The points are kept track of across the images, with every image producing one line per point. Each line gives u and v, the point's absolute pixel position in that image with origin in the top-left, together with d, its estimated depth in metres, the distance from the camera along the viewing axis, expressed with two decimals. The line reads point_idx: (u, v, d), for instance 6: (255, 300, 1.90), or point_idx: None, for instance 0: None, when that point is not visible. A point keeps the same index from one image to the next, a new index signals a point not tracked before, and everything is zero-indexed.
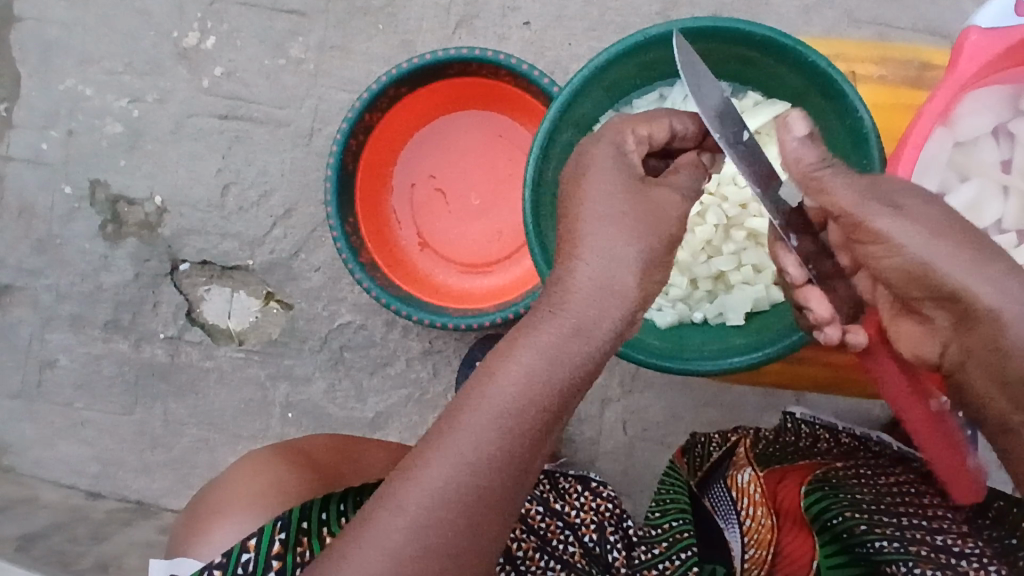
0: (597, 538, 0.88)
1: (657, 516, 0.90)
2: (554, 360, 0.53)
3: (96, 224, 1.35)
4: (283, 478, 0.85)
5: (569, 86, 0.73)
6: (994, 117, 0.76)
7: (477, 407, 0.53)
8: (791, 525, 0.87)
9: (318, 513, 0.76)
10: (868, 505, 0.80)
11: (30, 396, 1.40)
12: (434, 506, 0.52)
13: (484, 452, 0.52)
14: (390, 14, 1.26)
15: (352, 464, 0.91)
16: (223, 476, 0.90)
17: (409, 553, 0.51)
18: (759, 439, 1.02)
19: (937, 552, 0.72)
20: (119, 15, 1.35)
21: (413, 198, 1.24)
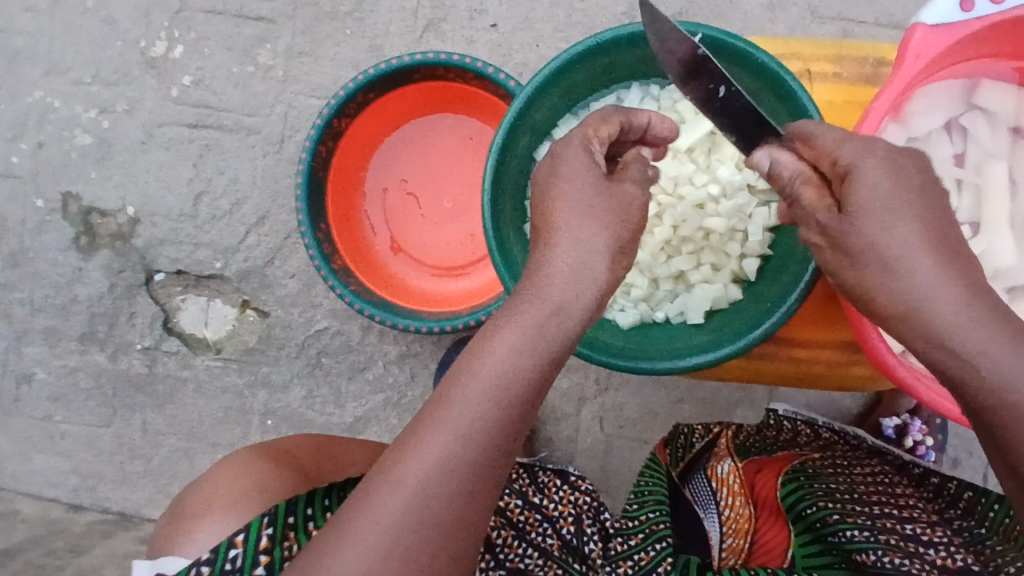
0: (575, 531, 0.87)
1: (633, 508, 0.84)
2: (542, 332, 0.54)
3: (69, 236, 1.35)
4: (267, 477, 0.86)
5: (524, 92, 0.74)
6: (945, 111, 0.77)
7: (468, 383, 0.54)
8: (766, 514, 0.89)
9: (303, 508, 0.75)
10: (842, 495, 0.80)
11: (6, 410, 1.40)
12: (433, 478, 0.52)
13: (479, 425, 0.53)
14: (358, 19, 1.26)
15: (332, 462, 0.93)
16: (205, 477, 0.89)
17: (407, 529, 0.51)
18: (741, 431, 1.01)
19: (905, 541, 0.73)
20: (84, 25, 1.34)
21: (385, 203, 1.24)
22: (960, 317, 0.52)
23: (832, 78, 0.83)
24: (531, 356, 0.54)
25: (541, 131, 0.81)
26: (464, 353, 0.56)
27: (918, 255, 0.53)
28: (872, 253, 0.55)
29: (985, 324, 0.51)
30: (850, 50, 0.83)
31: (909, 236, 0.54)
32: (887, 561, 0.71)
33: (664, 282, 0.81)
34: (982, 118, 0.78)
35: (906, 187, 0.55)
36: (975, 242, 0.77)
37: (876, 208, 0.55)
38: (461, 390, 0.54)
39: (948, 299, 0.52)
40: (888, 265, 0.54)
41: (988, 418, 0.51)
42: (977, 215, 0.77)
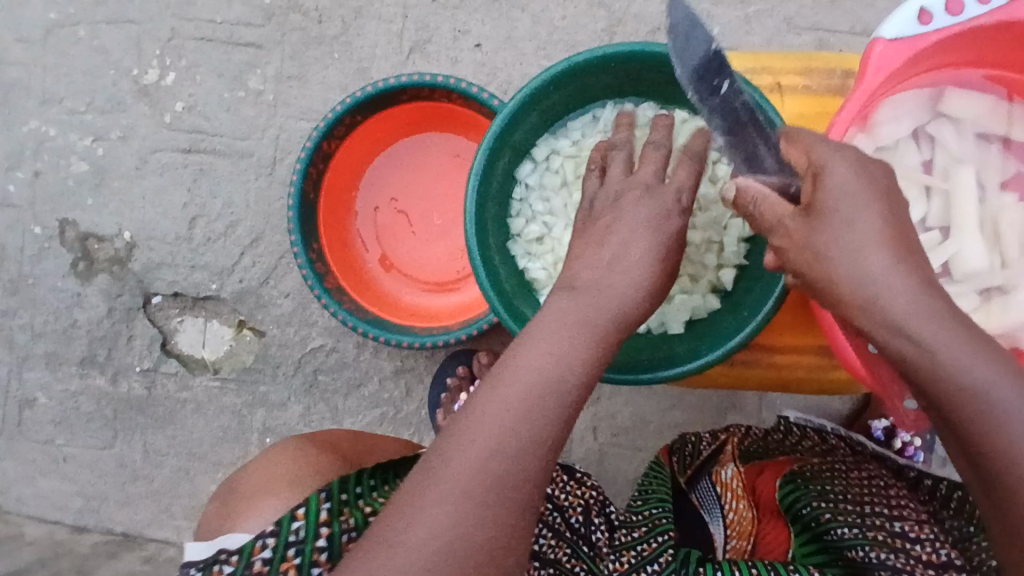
0: (583, 521, 0.83)
1: (638, 504, 0.90)
2: (588, 320, 0.62)
3: (67, 262, 1.37)
4: (313, 463, 0.88)
5: (503, 112, 0.76)
6: (912, 121, 0.80)
7: (521, 364, 0.59)
8: (769, 515, 0.91)
9: (353, 487, 0.77)
10: (836, 495, 0.82)
11: (10, 435, 1.42)
12: (500, 438, 0.56)
13: (535, 395, 0.58)
14: (345, 42, 1.29)
15: (367, 453, 0.96)
16: (249, 467, 0.90)
17: (478, 484, 0.54)
18: (746, 435, 1.02)
19: (893, 537, 0.75)
20: (78, 55, 1.37)
21: (377, 221, 1.27)
22: (919, 308, 0.52)
23: (802, 90, 0.88)
24: (580, 339, 0.60)
25: (519, 151, 0.84)
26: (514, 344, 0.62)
27: (881, 250, 0.54)
28: (839, 242, 0.55)
29: (937, 317, 0.52)
30: (818, 63, 0.88)
31: (876, 229, 0.55)
32: (874, 556, 0.73)
33: None
34: (947, 125, 0.81)
35: (873, 185, 0.57)
36: (945, 245, 0.79)
37: (843, 201, 0.56)
38: (514, 370, 0.59)
39: (905, 291, 0.53)
40: (853, 256, 0.54)
41: (944, 407, 0.52)
42: (945, 219, 0.80)
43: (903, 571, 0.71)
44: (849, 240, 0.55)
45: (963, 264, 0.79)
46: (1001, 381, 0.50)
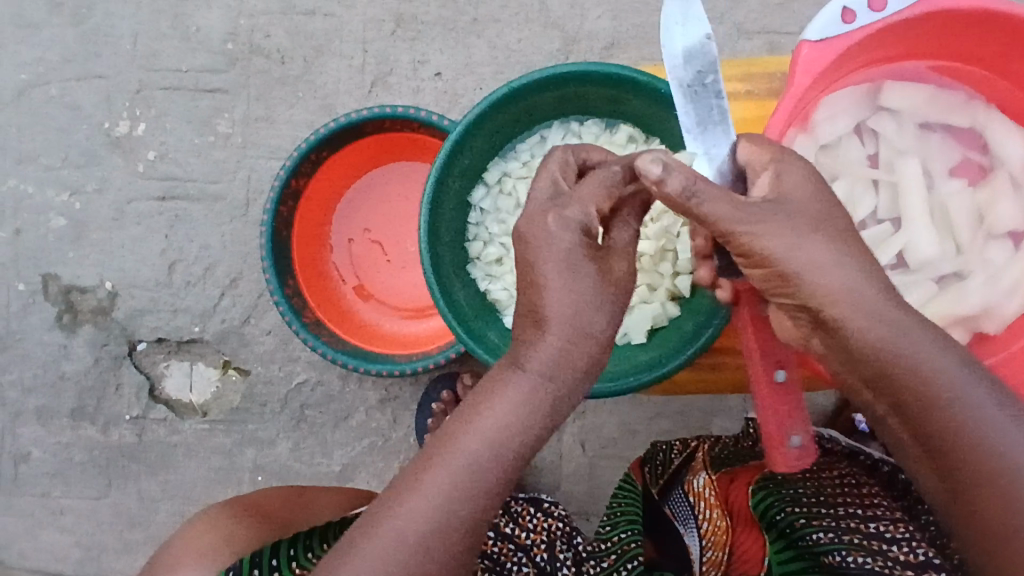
0: (548, 557, 0.92)
1: (607, 530, 0.94)
2: (530, 402, 0.62)
3: (52, 316, 1.39)
4: (236, 530, 0.89)
5: (449, 140, 0.79)
6: (854, 116, 0.82)
7: (469, 433, 0.62)
8: (742, 523, 0.90)
9: (268, 560, 0.82)
10: (808, 499, 0.83)
11: (6, 492, 1.42)
12: (456, 489, 0.61)
13: (490, 452, 0.62)
14: (308, 81, 1.31)
15: (302, 509, 0.96)
16: (177, 537, 0.92)
17: (434, 532, 0.60)
18: (716, 442, 1.02)
19: (869, 540, 0.78)
20: (50, 113, 1.40)
21: (352, 253, 1.29)
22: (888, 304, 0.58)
23: (744, 95, 0.90)
24: (516, 424, 0.62)
25: (470, 176, 0.86)
26: (464, 413, 0.64)
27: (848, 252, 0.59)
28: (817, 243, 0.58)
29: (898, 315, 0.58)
30: (758, 67, 0.91)
31: (842, 235, 0.60)
32: (850, 561, 0.75)
33: None
34: (888, 119, 0.82)
35: (832, 196, 0.61)
36: (898, 236, 0.81)
37: (808, 206, 0.59)
38: (465, 438, 0.62)
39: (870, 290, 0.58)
40: (830, 258, 0.58)
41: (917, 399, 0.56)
42: (894, 211, 0.82)
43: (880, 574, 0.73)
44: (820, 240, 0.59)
45: (915, 254, 0.81)
46: (968, 376, 0.57)
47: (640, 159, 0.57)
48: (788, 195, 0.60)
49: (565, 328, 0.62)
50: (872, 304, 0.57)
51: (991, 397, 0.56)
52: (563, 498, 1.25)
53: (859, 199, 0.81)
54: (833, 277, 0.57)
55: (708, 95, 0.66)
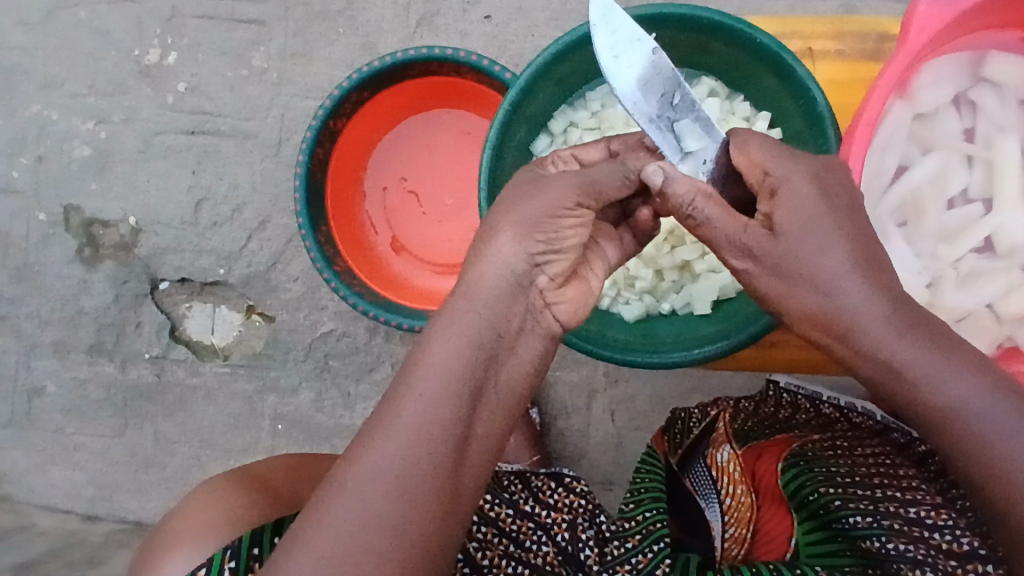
0: (570, 537, 0.82)
1: (630, 508, 0.84)
2: (476, 328, 0.58)
3: (73, 249, 1.34)
4: (234, 506, 0.84)
5: (521, 80, 0.79)
6: (953, 86, 0.76)
7: (414, 378, 0.57)
8: (769, 501, 0.84)
9: (269, 537, 0.76)
10: (843, 478, 0.77)
11: (19, 425, 1.40)
12: (412, 439, 0.56)
13: (439, 395, 0.57)
14: (350, 17, 1.24)
15: (308, 484, 0.91)
16: (176, 508, 0.88)
17: (392, 485, 0.55)
18: (738, 412, 0.93)
19: (910, 525, 0.70)
20: (77, 37, 1.34)
21: (386, 202, 1.23)
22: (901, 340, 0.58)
23: (834, 55, 0.90)
24: (460, 364, 0.57)
25: (535, 121, 0.85)
26: (401, 366, 0.59)
27: (850, 278, 0.59)
28: (810, 260, 0.60)
29: (910, 347, 0.57)
30: (852, 26, 0.90)
31: (840, 233, 0.60)
32: (892, 547, 0.69)
33: (669, 273, 0.86)
34: (989, 91, 0.77)
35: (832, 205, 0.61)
36: (988, 219, 0.76)
37: (804, 224, 0.60)
38: (410, 384, 0.57)
39: (878, 319, 0.58)
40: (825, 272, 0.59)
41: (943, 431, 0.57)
42: (989, 190, 0.77)
43: (921, 564, 0.67)
44: (827, 264, 0.59)
45: (1007, 237, 0.75)
46: (980, 395, 0.56)
47: (645, 169, 0.63)
48: (779, 214, 0.61)
49: (499, 260, 0.60)
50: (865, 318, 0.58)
51: (991, 386, 0.56)
52: (588, 468, 1.22)
53: (952, 174, 0.77)
54: (813, 297, 0.60)
55: (682, 113, 0.66)
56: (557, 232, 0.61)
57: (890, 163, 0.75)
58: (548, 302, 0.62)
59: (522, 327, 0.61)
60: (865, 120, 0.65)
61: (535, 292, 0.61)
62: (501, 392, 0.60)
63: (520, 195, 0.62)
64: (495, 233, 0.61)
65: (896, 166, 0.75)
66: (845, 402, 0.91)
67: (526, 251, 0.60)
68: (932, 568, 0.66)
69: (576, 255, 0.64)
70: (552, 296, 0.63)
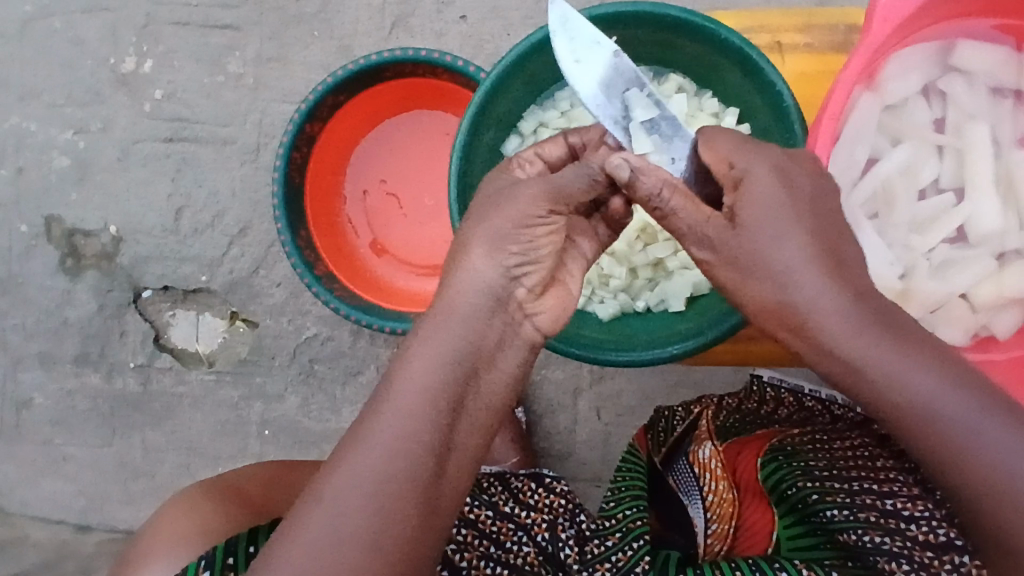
0: (550, 537, 0.82)
1: (609, 506, 0.83)
2: (453, 344, 0.58)
3: (55, 260, 1.34)
4: (212, 515, 0.83)
5: (487, 82, 0.78)
6: (922, 76, 0.76)
7: (392, 393, 0.57)
8: (751, 497, 0.83)
9: (245, 546, 0.74)
10: (821, 472, 0.76)
11: (8, 437, 1.39)
12: (389, 454, 0.55)
13: (417, 410, 0.56)
14: (325, 20, 1.24)
15: (289, 492, 0.90)
16: (159, 516, 0.88)
17: (368, 501, 0.55)
18: (720, 409, 0.93)
19: (886, 517, 0.70)
20: (52, 47, 1.33)
21: (366, 205, 1.23)
22: (859, 337, 0.56)
23: (804, 47, 0.89)
24: (437, 379, 0.57)
25: (504, 122, 0.85)
26: (383, 381, 0.59)
27: (808, 270, 0.58)
28: (765, 253, 0.59)
29: (868, 343, 0.56)
30: (819, 19, 0.90)
31: (798, 226, 0.59)
32: (867, 540, 0.70)
33: (643, 271, 0.86)
34: (959, 80, 0.76)
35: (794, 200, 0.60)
36: (960, 208, 0.76)
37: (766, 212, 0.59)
38: (387, 401, 0.57)
39: (834, 312, 0.57)
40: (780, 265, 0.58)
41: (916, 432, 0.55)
42: (960, 179, 0.77)
43: (898, 556, 0.68)
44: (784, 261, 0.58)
45: (979, 226, 0.75)
46: (941, 391, 0.54)
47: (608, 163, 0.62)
48: (742, 208, 0.60)
49: (475, 275, 0.60)
50: (821, 311, 0.57)
51: (950, 383, 0.54)
52: (575, 465, 1.22)
53: (922, 164, 0.77)
54: (772, 292, 0.59)
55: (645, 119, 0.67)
56: (530, 242, 0.61)
57: (859, 155, 0.75)
58: (528, 311, 0.63)
59: (502, 341, 0.61)
60: (830, 114, 0.65)
61: (515, 305, 0.61)
62: (481, 406, 0.60)
63: (493, 204, 0.62)
64: (468, 245, 0.61)
65: (866, 158, 0.75)
66: (826, 395, 0.90)
67: (502, 265, 0.60)
68: (908, 560, 0.67)
69: (550, 263, 0.64)
70: (529, 307, 0.63)
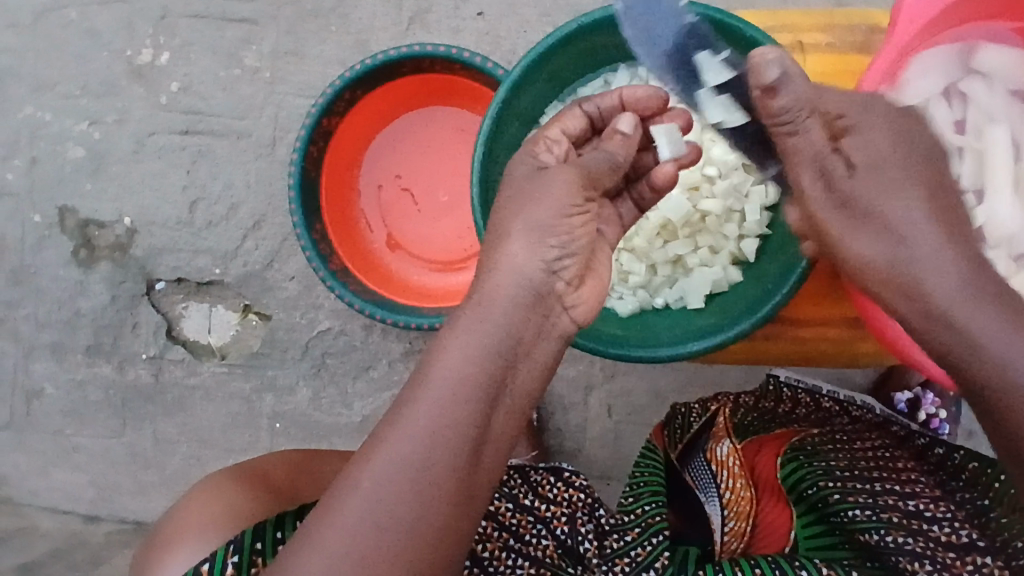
0: (569, 530, 0.83)
1: (629, 501, 0.85)
2: (490, 335, 0.58)
3: (69, 250, 1.34)
4: (236, 501, 0.84)
5: (510, 78, 0.79)
6: (943, 77, 0.76)
7: (429, 382, 0.58)
8: (769, 495, 0.85)
9: (273, 532, 0.76)
10: (842, 472, 0.77)
11: (19, 427, 1.40)
12: (424, 444, 0.56)
13: (454, 400, 0.57)
14: (342, 15, 1.24)
15: (310, 481, 0.91)
16: (179, 503, 0.89)
17: (403, 489, 0.56)
18: (738, 406, 0.93)
19: (909, 518, 0.72)
20: (69, 38, 1.33)
21: (381, 200, 1.23)
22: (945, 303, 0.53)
23: (824, 48, 0.90)
24: (473, 369, 0.58)
25: (525, 118, 0.85)
26: (420, 368, 0.60)
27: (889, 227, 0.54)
28: None
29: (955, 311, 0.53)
30: (840, 20, 0.90)
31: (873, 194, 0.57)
32: (890, 541, 0.70)
33: (662, 268, 0.87)
34: (979, 82, 0.77)
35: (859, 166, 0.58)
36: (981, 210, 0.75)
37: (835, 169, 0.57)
38: (424, 389, 0.58)
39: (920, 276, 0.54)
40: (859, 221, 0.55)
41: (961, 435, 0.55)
42: (980, 180, 0.76)
43: (921, 556, 0.69)
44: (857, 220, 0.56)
45: (999, 228, 0.75)
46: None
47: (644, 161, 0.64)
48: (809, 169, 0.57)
49: (514, 265, 0.61)
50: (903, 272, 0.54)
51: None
52: (586, 462, 1.22)
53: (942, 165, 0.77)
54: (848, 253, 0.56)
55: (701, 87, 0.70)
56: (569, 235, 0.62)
57: None
58: (566, 304, 0.63)
59: (540, 333, 0.61)
60: None
61: (552, 297, 0.62)
62: (517, 398, 0.60)
63: (524, 197, 0.64)
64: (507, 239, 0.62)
65: None
66: (843, 397, 0.94)
67: (541, 257, 0.61)
68: (930, 560, 0.68)
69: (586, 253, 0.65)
70: (569, 299, 0.63)
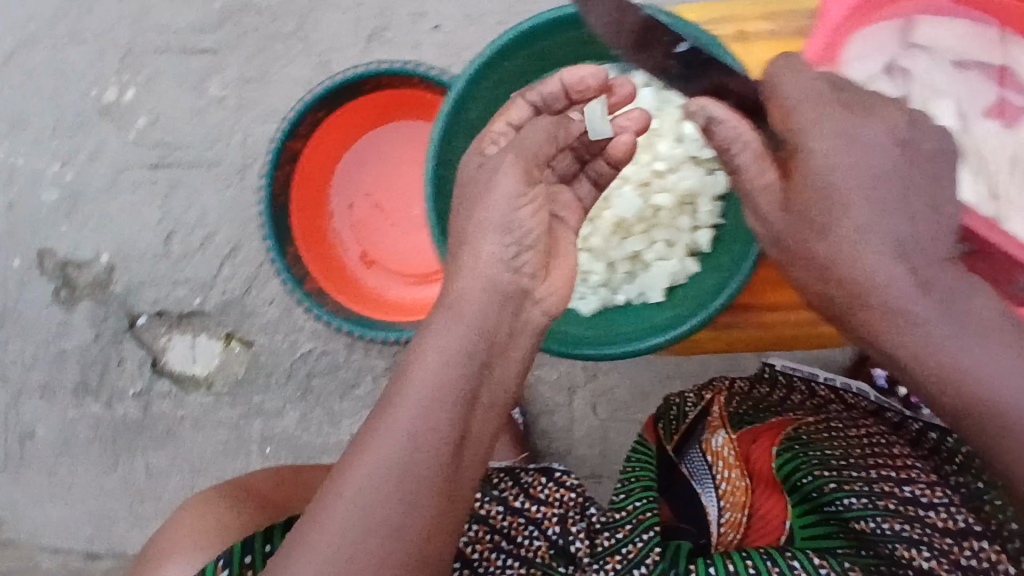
0: (561, 530, 0.83)
1: (619, 499, 0.84)
2: (464, 335, 0.59)
3: (50, 291, 1.35)
4: (226, 517, 0.85)
5: (456, 91, 0.80)
6: (882, 56, 0.77)
7: (408, 386, 0.58)
8: (764, 486, 0.85)
9: (262, 545, 0.76)
10: (837, 461, 0.77)
11: (14, 469, 1.41)
12: (405, 447, 0.57)
13: (434, 402, 0.57)
14: (303, 38, 1.25)
15: (299, 493, 0.92)
16: (166, 527, 0.89)
17: (387, 493, 0.56)
18: (733, 395, 0.92)
19: (906, 505, 0.72)
20: (37, 80, 1.35)
21: (354, 218, 1.24)
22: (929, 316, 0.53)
23: (769, 35, 0.90)
24: (450, 370, 0.58)
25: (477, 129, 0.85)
26: (399, 372, 0.60)
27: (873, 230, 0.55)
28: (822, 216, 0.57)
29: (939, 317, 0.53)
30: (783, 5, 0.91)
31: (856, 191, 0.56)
32: (887, 528, 0.71)
33: (621, 265, 0.87)
34: (920, 57, 0.77)
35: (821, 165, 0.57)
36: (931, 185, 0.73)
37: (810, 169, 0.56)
38: (403, 393, 0.58)
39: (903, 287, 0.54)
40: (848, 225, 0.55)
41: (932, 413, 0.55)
42: None
43: (917, 544, 0.69)
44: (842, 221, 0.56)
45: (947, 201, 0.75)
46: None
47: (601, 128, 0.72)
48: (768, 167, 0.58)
49: (485, 267, 0.62)
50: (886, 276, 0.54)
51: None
52: (576, 462, 1.22)
53: None
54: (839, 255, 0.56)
55: None
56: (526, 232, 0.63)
57: None
58: (530, 299, 0.64)
59: (513, 332, 0.62)
60: None
61: (525, 296, 0.63)
62: (495, 396, 0.61)
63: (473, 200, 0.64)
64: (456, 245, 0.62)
65: None
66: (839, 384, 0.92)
67: (499, 261, 0.62)
68: (928, 546, 0.69)
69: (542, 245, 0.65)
70: (542, 291, 0.65)
